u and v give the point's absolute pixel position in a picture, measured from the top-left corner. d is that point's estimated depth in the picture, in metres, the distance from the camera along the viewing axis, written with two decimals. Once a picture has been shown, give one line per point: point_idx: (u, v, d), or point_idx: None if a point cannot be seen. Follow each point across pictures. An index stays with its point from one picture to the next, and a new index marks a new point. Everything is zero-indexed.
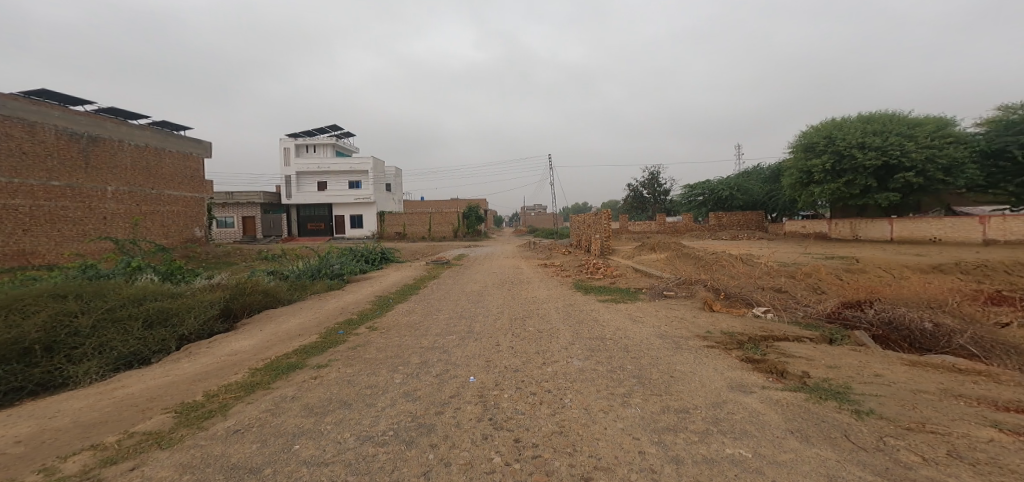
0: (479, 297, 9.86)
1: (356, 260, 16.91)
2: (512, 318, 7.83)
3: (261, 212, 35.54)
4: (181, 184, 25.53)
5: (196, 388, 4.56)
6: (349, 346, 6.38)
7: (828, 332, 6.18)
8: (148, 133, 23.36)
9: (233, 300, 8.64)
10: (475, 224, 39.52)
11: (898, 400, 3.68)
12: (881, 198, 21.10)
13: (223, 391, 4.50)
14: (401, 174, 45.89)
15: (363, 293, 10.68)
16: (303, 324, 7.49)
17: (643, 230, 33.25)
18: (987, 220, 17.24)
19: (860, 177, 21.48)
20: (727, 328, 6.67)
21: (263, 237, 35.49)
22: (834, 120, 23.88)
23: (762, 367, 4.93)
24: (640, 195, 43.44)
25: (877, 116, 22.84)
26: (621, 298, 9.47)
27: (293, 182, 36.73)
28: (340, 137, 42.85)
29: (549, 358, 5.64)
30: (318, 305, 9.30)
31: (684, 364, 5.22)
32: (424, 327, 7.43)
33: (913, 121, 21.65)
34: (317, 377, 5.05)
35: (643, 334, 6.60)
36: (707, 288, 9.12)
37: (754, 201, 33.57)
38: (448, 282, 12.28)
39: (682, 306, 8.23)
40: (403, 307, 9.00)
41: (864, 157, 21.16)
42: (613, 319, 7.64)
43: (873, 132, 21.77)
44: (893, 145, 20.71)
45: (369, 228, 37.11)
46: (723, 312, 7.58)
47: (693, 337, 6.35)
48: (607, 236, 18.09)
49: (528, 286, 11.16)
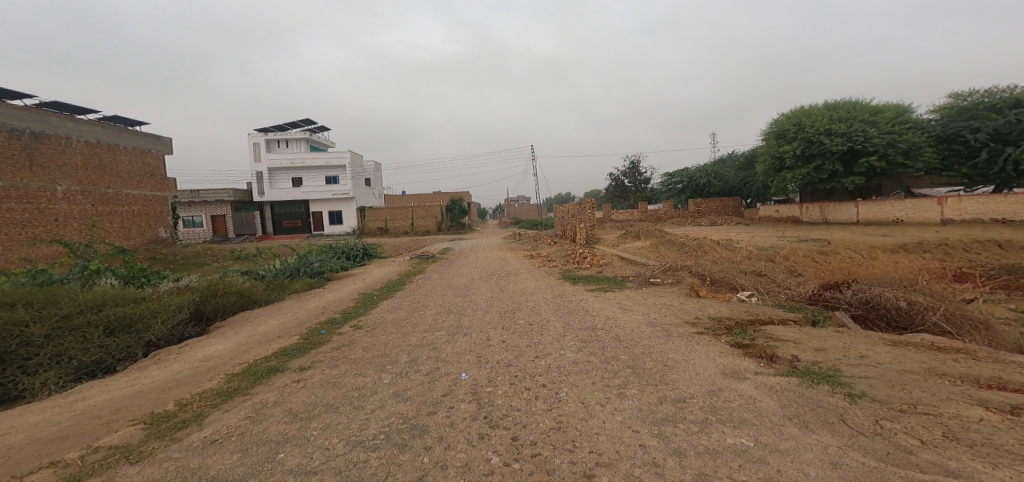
0: (467, 290, 9.72)
1: (337, 257, 16.47)
2: (501, 311, 7.73)
3: (232, 210, 34.28)
4: (140, 181, 24.26)
5: (167, 396, 4.27)
6: (332, 346, 6.15)
7: (811, 314, 6.31)
8: (99, 129, 21.99)
9: (205, 302, 8.22)
10: (457, 216, 39.14)
11: (887, 381, 3.77)
12: (848, 182, 21.82)
13: (197, 398, 4.22)
14: (379, 167, 44.95)
15: (346, 291, 10.38)
16: (282, 326, 7.18)
17: (625, 219, 33.64)
18: (945, 201, 18.10)
19: (828, 162, 22.16)
20: (715, 313, 6.75)
21: (235, 235, 34.31)
22: (802, 108, 24.55)
23: (752, 352, 4.99)
24: (621, 185, 43.84)
25: (843, 103, 23.57)
26: (608, 286, 9.49)
27: (264, 178, 35.40)
28: (313, 130, 41.53)
29: (542, 350, 5.57)
30: (297, 305, 8.96)
31: (677, 351, 5.22)
32: (412, 324, 7.24)
33: (876, 108, 22.42)
34: (300, 380, 4.83)
35: (634, 323, 6.60)
36: (692, 274, 9.23)
37: (730, 187, 34.38)
38: (434, 277, 12.07)
39: (668, 293, 8.29)
40: (388, 303, 8.78)
41: (831, 143, 21.83)
42: (602, 308, 7.65)
43: (839, 119, 22.48)
44: (857, 131, 21.42)
45: (348, 223, 36.31)
46: (709, 297, 7.67)
47: (682, 323, 6.40)
48: (591, 225, 18.19)
49: (515, 278, 11.07)
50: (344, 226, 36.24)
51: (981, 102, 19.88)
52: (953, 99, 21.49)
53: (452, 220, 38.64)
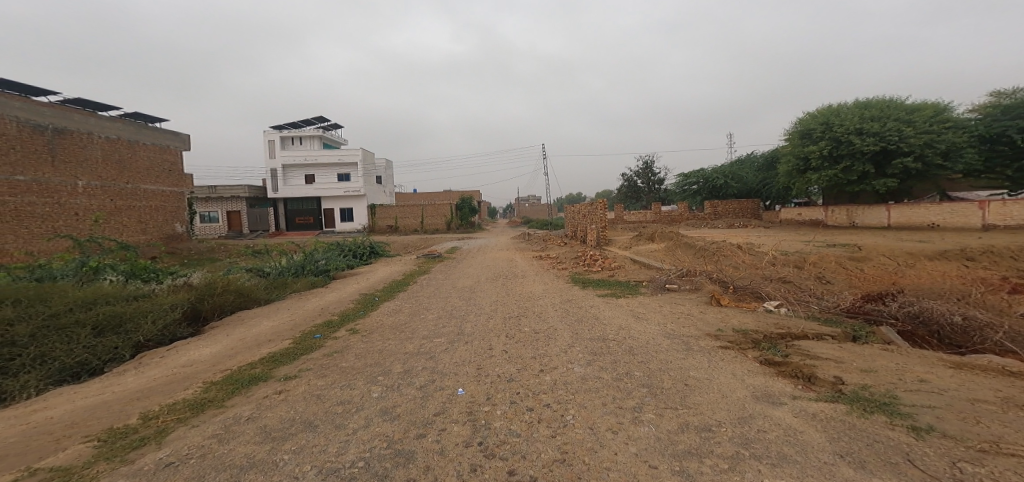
0: (471, 293, 9.26)
1: (343, 256, 16.18)
2: (506, 316, 7.24)
3: (247, 206, 34.59)
4: (158, 177, 24.48)
5: (133, 409, 3.92)
6: (324, 353, 5.74)
7: (850, 327, 5.67)
8: (119, 125, 22.24)
9: (201, 301, 7.94)
10: (469, 216, 38.79)
11: (957, 412, 3.18)
12: (879, 184, 20.70)
13: (164, 412, 3.85)
14: (392, 166, 44.91)
15: (348, 291, 10.01)
16: (276, 328, 6.81)
17: (639, 220, 32.60)
18: (987, 205, 16.95)
19: (858, 163, 21.06)
20: (740, 325, 6.13)
21: (250, 231, 34.60)
22: (831, 106, 23.43)
23: (786, 372, 4.40)
24: (635, 186, 42.93)
25: (875, 101, 22.40)
26: (621, 292, 8.92)
27: (279, 176, 35.58)
28: (328, 128, 41.67)
29: (548, 363, 5.08)
30: (296, 305, 8.62)
31: (698, 369, 4.66)
32: (410, 329, 6.81)
33: (911, 106, 21.21)
34: (281, 392, 4.42)
35: (649, 334, 6.02)
36: (712, 281, 8.58)
37: (748, 189, 33.28)
38: (440, 277, 11.64)
39: (687, 301, 7.67)
40: (389, 306, 8.38)
41: (862, 143, 20.71)
42: (615, 316, 7.09)
43: (871, 118, 21.33)
44: (891, 130, 20.26)
45: (361, 221, 36.35)
46: (732, 306, 7.04)
47: (703, 336, 5.82)
48: (603, 226, 17.58)
49: (522, 280, 10.58)
50: (357, 224, 36.25)
51: None
52: (995, 98, 20.26)
53: (464, 219, 38.33)
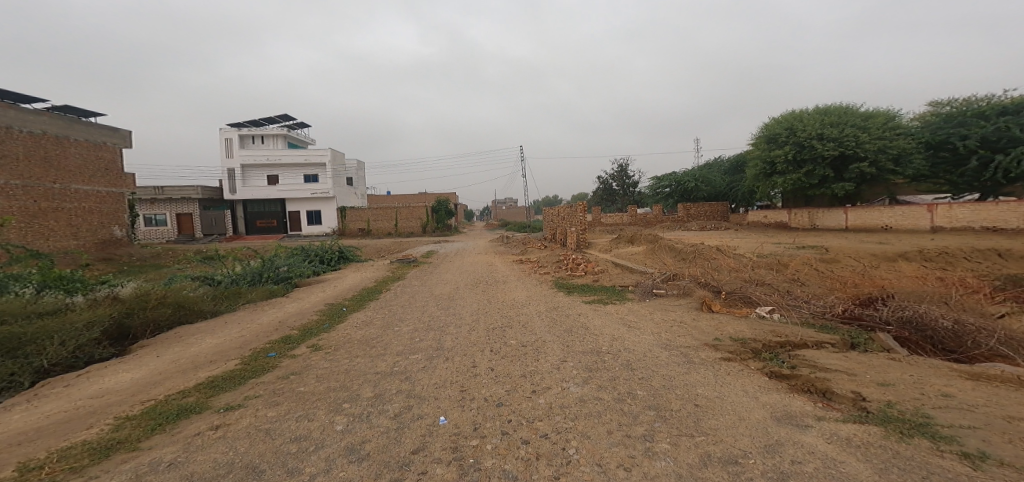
0: (450, 301, 8.63)
1: (308, 261, 15.09)
2: (489, 328, 6.67)
3: (200, 209, 32.17)
4: (93, 177, 22.24)
5: (7, 459, 3.07)
6: (278, 375, 4.97)
7: (847, 334, 5.45)
8: (46, 119, 20.07)
9: (130, 316, 6.90)
10: (445, 218, 37.86)
11: (1001, 434, 2.88)
12: (838, 187, 21.56)
13: (51, 460, 3.04)
14: (361, 165, 43.27)
15: (311, 301, 9.12)
16: (222, 346, 5.93)
17: (614, 222, 32.86)
18: (935, 209, 17.88)
19: (819, 168, 21.89)
20: (736, 333, 5.83)
21: (202, 236, 32.19)
22: (793, 112, 24.33)
23: (798, 387, 4.07)
24: (609, 188, 43.32)
25: (833, 108, 23.39)
26: (608, 298, 8.54)
27: (235, 176, 33.47)
28: (292, 126, 39.68)
29: (540, 384, 4.56)
30: (249, 318, 7.68)
31: (706, 386, 4.26)
32: (382, 344, 6.11)
33: (865, 114, 22.27)
34: (219, 428, 3.67)
35: (645, 346, 5.62)
36: (699, 286, 8.35)
37: (716, 192, 34.21)
38: (414, 284, 10.91)
39: (677, 308, 7.35)
40: (358, 317, 7.61)
41: (823, 148, 21.55)
42: (605, 325, 6.67)
43: (831, 124, 22.22)
44: (849, 136, 21.18)
45: (329, 224, 34.59)
46: (724, 313, 6.78)
47: (701, 346, 5.47)
48: (583, 229, 17.29)
49: (504, 286, 10.03)
50: (321, 227, 34.49)
51: (968, 109, 19.91)
52: (936, 107, 21.63)
53: (436, 221, 37.30)
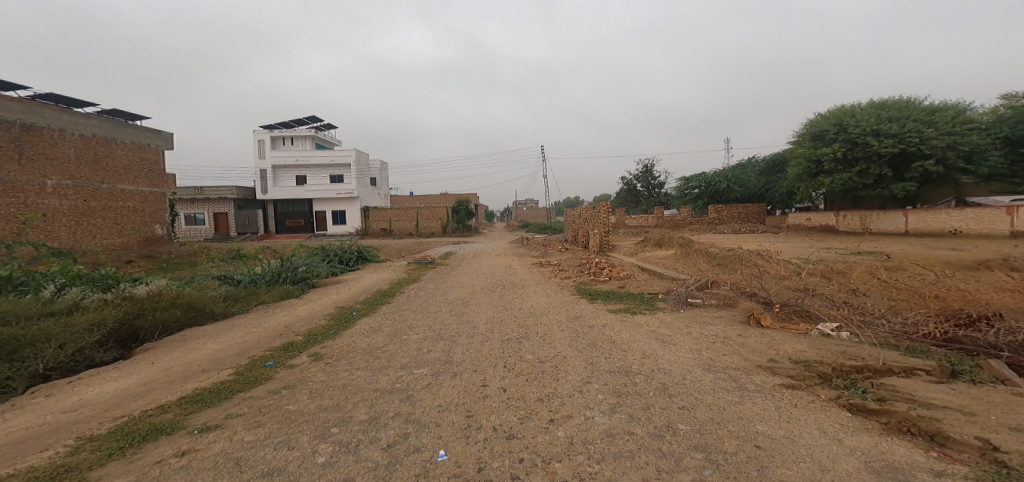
0: (464, 307, 8.04)
1: (326, 261, 14.92)
2: (504, 339, 6.02)
3: (235, 208, 33.20)
4: (137, 177, 23.11)
5: None
6: (269, 389, 4.51)
7: (946, 360, 4.53)
8: (96, 122, 20.97)
9: (139, 318, 6.70)
10: (466, 219, 37.61)
11: None
12: (897, 188, 19.60)
13: None
14: (387, 167, 43.70)
15: (323, 303, 8.75)
16: (219, 353, 5.56)
17: (641, 224, 31.52)
18: (1015, 211, 15.85)
19: (874, 166, 19.99)
20: (796, 354, 4.90)
21: (237, 234, 33.21)
22: (844, 107, 22.46)
23: (896, 428, 3.22)
24: (633, 190, 41.89)
25: (891, 102, 21.39)
26: (635, 307, 7.71)
27: (269, 177, 34.30)
28: (321, 129, 40.46)
29: (559, 411, 3.86)
30: (256, 321, 7.36)
31: (768, 421, 3.44)
32: (387, 355, 5.58)
33: (931, 107, 20.17)
34: (188, 453, 3.19)
35: (683, 367, 4.81)
36: (742, 295, 7.39)
37: (751, 194, 32.31)
38: (429, 287, 10.40)
39: (719, 321, 6.42)
40: (367, 322, 7.12)
41: (880, 144, 19.66)
42: (634, 340, 5.89)
43: (889, 119, 20.27)
44: (911, 132, 19.20)
45: (353, 224, 35.11)
46: (777, 328, 5.82)
47: (752, 368, 4.60)
48: (606, 231, 16.38)
49: (521, 292, 9.35)
50: (351, 227, 34.97)
51: None
52: (1011, 100, 19.49)
53: (459, 222, 37.11)
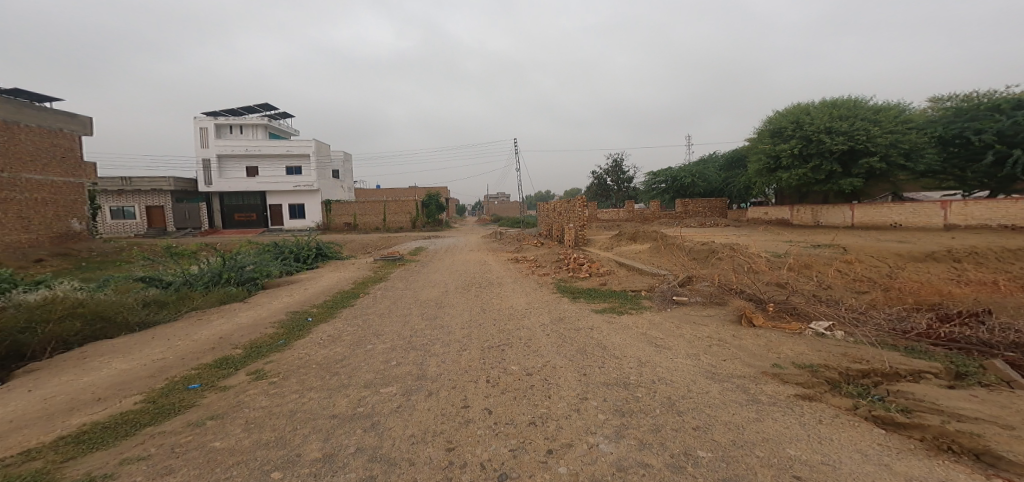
0: (438, 309, 7.28)
1: (281, 259, 13.62)
2: (484, 347, 5.35)
3: (172, 201, 30.19)
4: (47, 165, 20.26)
5: None
6: (191, 422, 3.63)
7: (949, 361, 4.30)
8: None
9: (24, 332, 5.48)
10: (436, 213, 36.11)
11: None
12: (846, 183, 20.59)
13: None
14: (350, 159, 41.39)
15: (272, 307, 7.70)
16: (128, 376, 4.57)
17: (611, 218, 31.70)
18: (949, 205, 16.96)
19: (826, 163, 20.92)
20: (799, 357, 4.57)
21: (175, 229, 30.20)
22: (798, 106, 23.40)
23: (936, 446, 2.85)
24: (603, 184, 42.20)
25: (841, 101, 22.46)
26: (621, 305, 7.28)
27: (212, 167, 31.43)
28: (274, 117, 37.72)
29: (557, 439, 3.25)
30: (186, 331, 6.27)
31: (798, 442, 2.99)
32: (347, 369, 4.77)
33: (876, 107, 21.32)
34: None
35: (685, 376, 4.36)
36: (728, 292, 7.11)
37: (712, 189, 33.29)
38: (398, 286, 9.52)
39: (710, 321, 6.10)
40: (324, 330, 6.23)
41: (831, 142, 20.58)
42: (627, 344, 5.41)
43: (840, 117, 21.27)
44: (860, 130, 20.21)
45: (314, 218, 32.99)
46: (771, 328, 5.53)
47: (758, 375, 4.21)
48: (582, 225, 15.99)
49: (499, 291, 8.70)
50: (303, 221, 32.78)
51: (983, 103, 19.11)
52: (938, 104, 20.99)
53: (428, 216, 35.61)
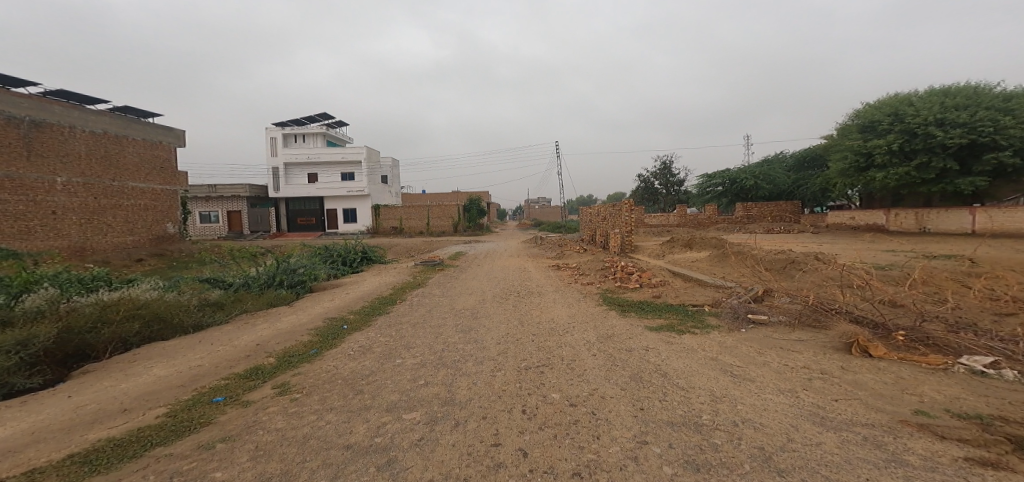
0: (474, 320, 6.74)
1: (328, 263, 13.90)
2: (524, 368, 4.70)
3: (248, 206, 32.90)
4: (149, 174, 22.58)
5: None
6: (202, 443, 3.30)
7: None
8: (107, 119, 20.49)
9: (88, 333, 5.66)
10: (477, 217, 36.35)
11: None
12: (964, 183, 17.43)
13: None
14: (398, 164, 42.73)
15: (312, 312, 7.59)
16: (161, 384, 4.44)
17: (662, 223, 29.69)
18: None
19: (937, 160, 17.87)
20: (951, 403, 3.42)
21: (250, 232, 32.89)
22: (898, 95, 20.36)
23: None
24: (651, 187, 39.92)
25: (955, 88, 19.22)
26: (679, 323, 6.28)
27: (280, 175, 33.83)
28: (331, 126, 39.79)
29: None
30: (229, 336, 6.22)
31: None
32: (375, 387, 4.31)
33: (1006, 93, 17.97)
34: None
35: (783, 420, 3.39)
36: (824, 313, 5.86)
37: (779, 191, 30.21)
38: (435, 293, 9.14)
39: (804, 347, 4.96)
40: (358, 339, 5.90)
41: (945, 135, 17.55)
42: (694, 371, 4.49)
43: (954, 107, 18.14)
44: (984, 121, 17.07)
45: (364, 222, 34.34)
46: (899, 360, 4.35)
47: (896, 424, 3.15)
48: (629, 230, 14.85)
49: (540, 301, 8.03)
50: (357, 225, 34.29)
51: None
52: None
53: (468, 221, 35.84)
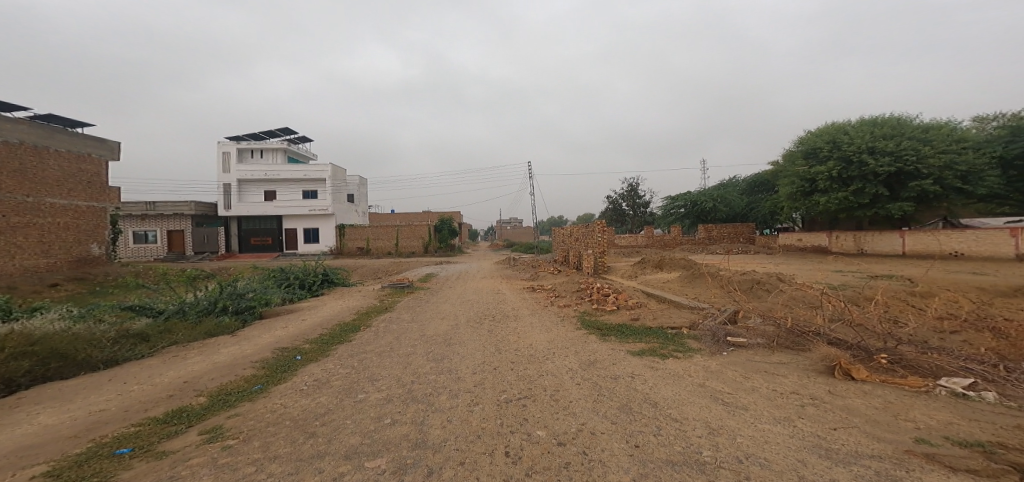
0: (446, 348, 6.19)
1: (283, 286, 12.82)
2: (504, 401, 4.24)
3: (192, 226, 30.39)
4: (72, 190, 20.32)
5: None
6: None
7: None
8: (23, 128, 18.39)
9: None
10: (449, 238, 35.32)
11: None
12: (894, 208, 18.89)
13: None
14: (366, 183, 41.54)
15: (259, 341, 6.75)
16: (51, 435, 3.59)
17: (630, 244, 30.22)
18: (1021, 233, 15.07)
19: (870, 186, 19.34)
20: (947, 428, 3.31)
21: (194, 253, 30.25)
22: (834, 125, 22.09)
23: None
24: (618, 209, 40.94)
25: (882, 120, 21.06)
26: (662, 346, 6.05)
27: (233, 191, 31.68)
28: (294, 142, 38.24)
29: None
30: (154, 372, 5.33)
31: None
32: (329, 429, 3.69)
33: (924, 125, 19.88)
34: None
35: (785, 453, 3.13)
36: (800, 334, 5.82)
37: (734, 215, 31.73)
38: (402, 318, 8.47)
39: (789, 370, 4.83)
40: (311, 372, 5.21)
41: (876, 163, 19.12)
42: (685, 400, 4.21)
43: (883, 137, 19.84)
44: (908, 150, 18.75)
45: (328, 243, 32.70)
46: (881, 383, 4.28)
47: (903, 455, 2.97)
48: (602, 251, 14.81)
49: (516, 325, 7.59)
50: (319, 245, 32.59)
51: None
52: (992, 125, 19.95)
53: (441, 241, 34.90)
